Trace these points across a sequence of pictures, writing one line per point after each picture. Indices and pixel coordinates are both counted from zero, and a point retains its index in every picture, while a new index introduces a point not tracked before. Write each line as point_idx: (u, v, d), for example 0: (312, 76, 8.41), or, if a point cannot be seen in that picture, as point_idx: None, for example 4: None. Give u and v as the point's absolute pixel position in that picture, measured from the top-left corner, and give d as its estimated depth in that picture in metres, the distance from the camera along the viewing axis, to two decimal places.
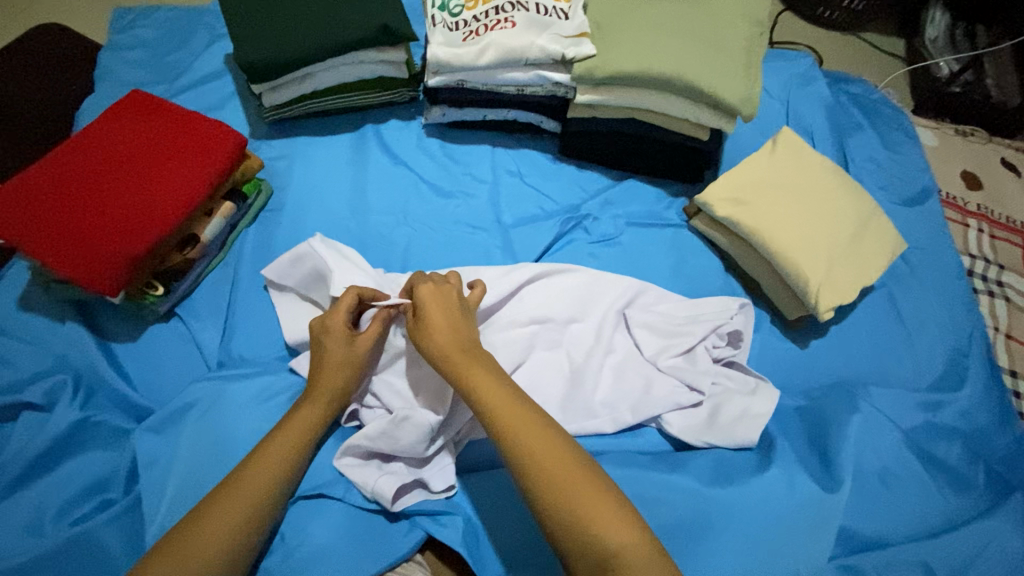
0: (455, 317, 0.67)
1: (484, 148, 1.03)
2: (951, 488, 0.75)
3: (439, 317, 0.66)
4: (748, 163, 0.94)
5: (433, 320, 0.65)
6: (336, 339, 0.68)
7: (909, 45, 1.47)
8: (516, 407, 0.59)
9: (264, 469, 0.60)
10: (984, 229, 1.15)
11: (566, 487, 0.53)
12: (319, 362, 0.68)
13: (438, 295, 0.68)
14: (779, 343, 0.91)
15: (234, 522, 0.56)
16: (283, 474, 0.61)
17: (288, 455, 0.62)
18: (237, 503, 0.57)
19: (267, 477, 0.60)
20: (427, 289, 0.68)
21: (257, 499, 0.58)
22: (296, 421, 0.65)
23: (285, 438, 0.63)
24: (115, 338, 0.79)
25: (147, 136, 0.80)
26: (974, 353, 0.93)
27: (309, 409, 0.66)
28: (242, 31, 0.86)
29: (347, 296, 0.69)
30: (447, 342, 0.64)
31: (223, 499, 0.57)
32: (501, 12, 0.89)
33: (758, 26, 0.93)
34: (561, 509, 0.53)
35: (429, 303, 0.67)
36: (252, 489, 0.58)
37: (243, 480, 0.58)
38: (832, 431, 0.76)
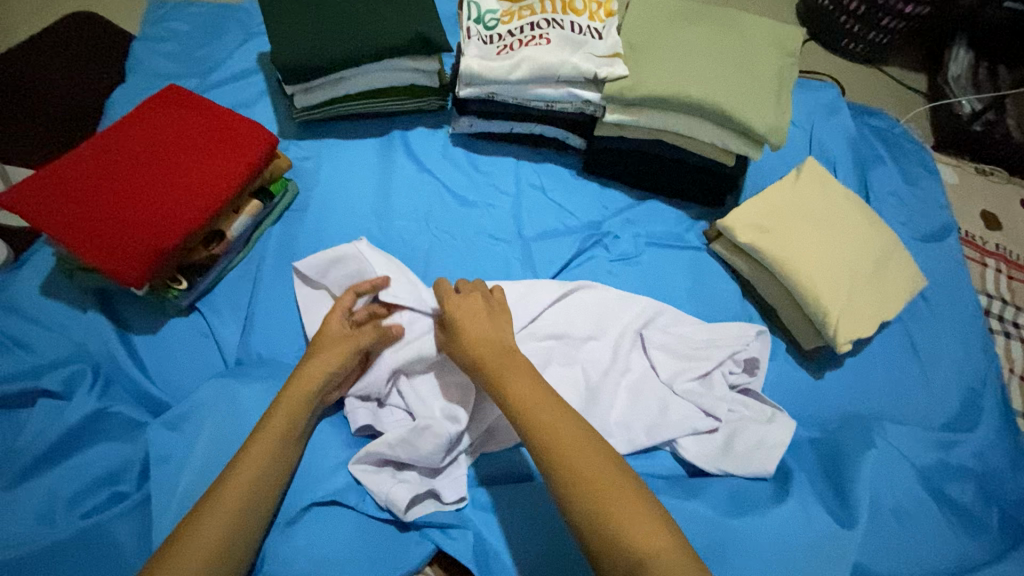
0: (490, 325, 0.68)
1: (509, 161, 1.03)
2: (965, 530, 0.75)
3: (472, 327, 0.67)
4: (772, 191, 0.95)
5: (466, 329, 0.67)
6: (332, 331, 0.70)
7: (931, 82, 1.48)
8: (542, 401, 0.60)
9: (256, 461, 0.58)
10: (1002, 269, 1.15)
11: (586, 473, 0.54)
12: (314, 347, 0.69)
13: (468, 308, 0.69)
14: (794, 372, 0.91)
15: (231, 517, 0.54)
16: (275, 464, 0.60)
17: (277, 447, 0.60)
18: (233, 498, 0.55)
19: (259, 470, 0.58)
20: (456, 304, 0.70)
21: (252, 492, 0.57)
22: (281, 409, 0.63)
23: (272, 428, 0.61)
24: (135, 328, 0.79)
25: (179, 131, 0.80)
26: (989, 393, 0.93)
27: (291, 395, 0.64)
28: (280, 33, 0.87)
29: (345, 296, 0.73)
30: (482, 351, 0.65)
31: (218, 494, 0.55)
32: (537, 28, 0.90)
33: (790, 56, 0.94)
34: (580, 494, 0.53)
35: (460, 316, 0.68)
36: (244, 482, 0.57)
37: (236, 474, 0.57)
38: (849, 466, 0.75)
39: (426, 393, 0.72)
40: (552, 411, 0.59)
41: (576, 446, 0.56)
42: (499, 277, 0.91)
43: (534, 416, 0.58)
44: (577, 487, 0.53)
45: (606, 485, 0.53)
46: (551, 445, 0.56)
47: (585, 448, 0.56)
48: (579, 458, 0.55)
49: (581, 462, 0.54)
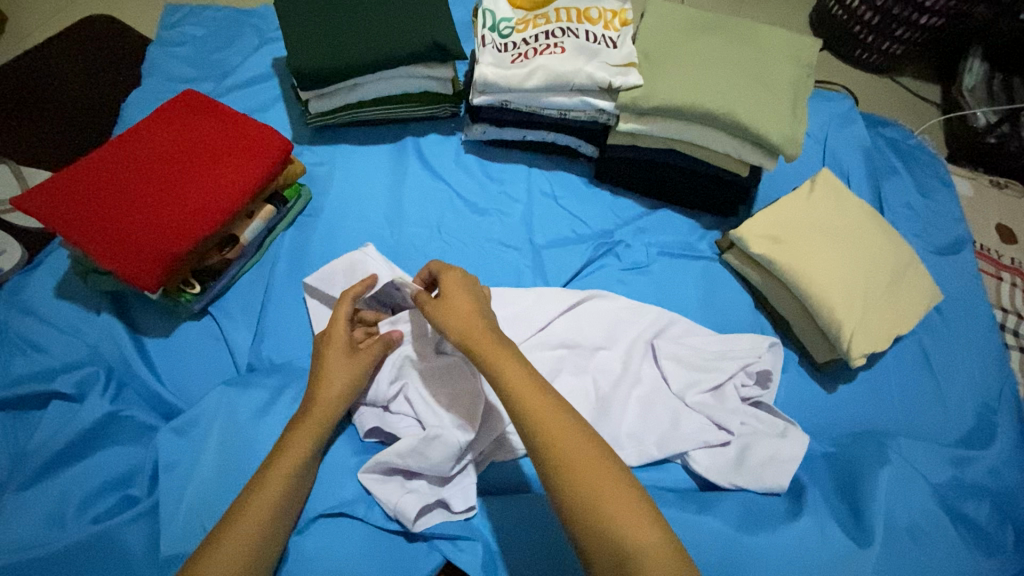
0: (477, 304, 0.66)
1: (521, 168, 1.03)
2: (980, 550, 0.74)
3: (460, 302, 0.65)
4: (786, 203, 0.94)
5: (452, 302, 0.65)
6: (338, 338, 0.69)
7: (946, 93, 1.48)
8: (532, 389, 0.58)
9: (273, 485, 0.59)
10: (1017, 283, 1.14)
11: (577, 467, 0.53)
12: (322, 358, 0.68)
13: (457, 282, 0.67)
14: (806, 385, 0.90)
15: (248, 539, 0.55)
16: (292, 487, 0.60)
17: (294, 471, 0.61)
18: (252, 521, 0.56)
19: (275, 495, 0.58)
20: (450, 277, 0.68)
21: (268, 516, 0.57)
22: (299, 430, 0.63)
23: (290, 451, 0.62)
24: (148, 332, 0.79)
25: (195, 134, 0.81)
26: (1004, 409, 0.92)
27: (310, 416, 0.64)
28: (296, 39, 0.87)
29: (342, 306, 0.71)
30: (470, 325, 0.63)
31: (237, 518, 0.56)
32: (552, 37, 0.90)
33: (806, 67, 0.93)
34: (569, 489, 0.53)
35: (449, 287, 0.66)
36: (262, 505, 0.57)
37: (254, 497, 0.58)
38: (863, 482, 0.74)
39: (437, 400, 0.72)
40: (543, 406, 0.56)
41: (572, 442, 0.54)
42: (510, 284, 0.91)
43: (529, 411, 0.56)
44: (571, 481, 0.53)
45: (597, 482, 0.52)
46: (542, 439, 0.55)
47: (576, 443, 0.55)
48: (570, 452, 0.54)
49: (573, 457, 0.53)
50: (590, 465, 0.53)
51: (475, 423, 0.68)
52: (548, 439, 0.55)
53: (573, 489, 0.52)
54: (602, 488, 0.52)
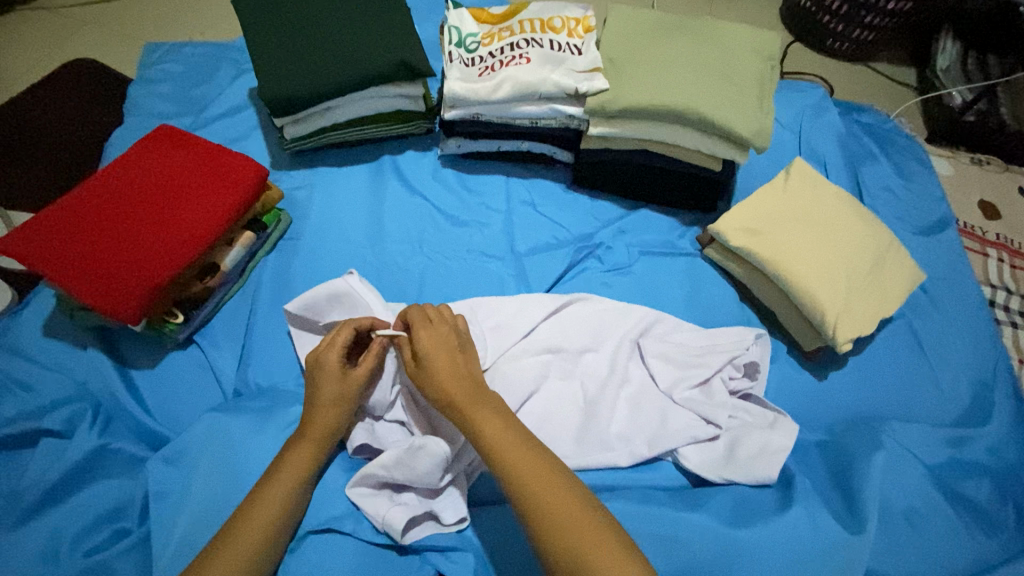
0: (459, 360, 0.66)
1: (499, 179, 1.05)
2: (980, 530, 0.73)
3: (441, 362, 0.65)
4: (763, 193, 0.95)
5: (431, 361, 0.65)
6: (329, 377, 0.67)
7: (921, 75, 1.49)
8: (514, 438, 0.60)
9: (259, 520, 0.58)
10: (1004, 259, 1.13)
11: (566, 523, 0.54)
12: (311, 395, 0.67)
13: (436, 339, 0.66)
14: (797, 374, 0.90)
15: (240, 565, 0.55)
16: (278, 523, 0.60)
17: (284, 505, 0.61)
18: (236, 555, 0.56)
19: (263, 529, 0.58)
20: (424, 334, 0.67)
21: (252, 554, 0.57)
22: (291, 462, 0.63)
23: (277, 484, 0.61)
24: (135, 364, 0.80)
25: (170, 166, 0.82)
26: (999, 386, 0.91)
27: (301, 448, 0.64)
28: (267, 68, 0.89)
29: (344, 331, 0.69)
30: (453, 387, 0.63)
31: (217, 555, 0.55)
32: (516, 48, 0.92)
33: (770, 60, 0.95)
34: (560, 548, 0.53)
35: (430, 347, 0.65)
36: (244, 542, 0.57)
37: (239, 534, 0.57)
38: (854, 467, 0.74)
39: (428, 414, 0.72)
40: (524, 453, 0.58)
41: (552, 488, 0.56)
42: (493, 293, 0.91)
43: (514, 468, 0.57)
44: (562, 540, 0.53)
45: (588, 540, 0.53)
46: (532, 501, 0.56)
47: (564, 500, 0.55)
48: (556, 511, 0.55)
49: (551, 498, 0.55)
50: (578, 522, 0.54)
51: (457, 445, 0.69)
52: (536, 497, 0.56)
53: (565, 549, 0.53)
54: (591, 540, 0.53)
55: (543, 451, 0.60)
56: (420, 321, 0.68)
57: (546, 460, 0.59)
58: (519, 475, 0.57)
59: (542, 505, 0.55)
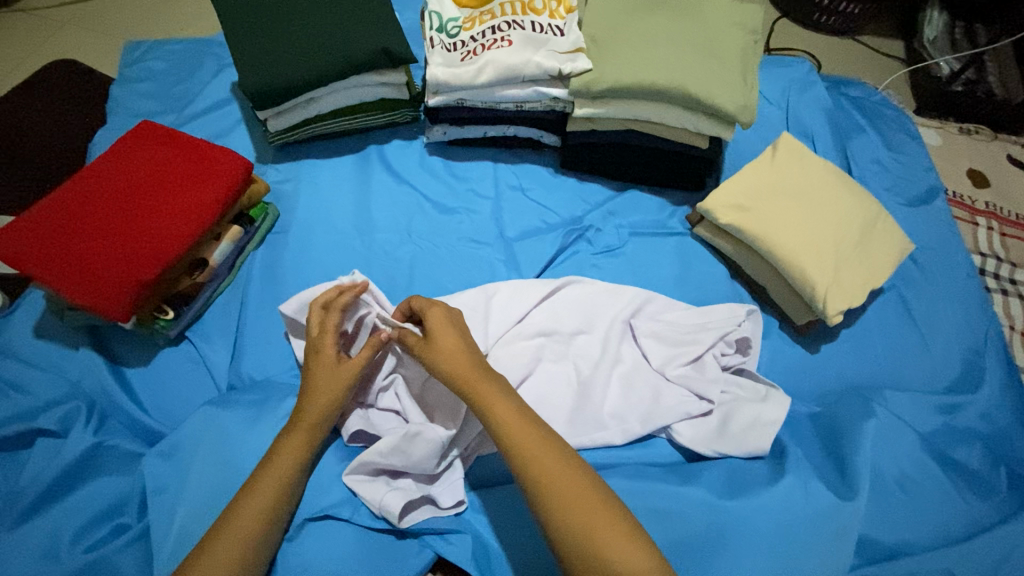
0: (464, 339, 0.66)
1: (486, 165, 1.04)
2: (972, 492, 0.73)
3: (449, 339, 0.65)
4: (750, 169, 0.94)
5: (440, 341, 0.65)
6: (323, 363, 0.67)
7: (908, 47, 1.48)
8: (518, 416, 0.60)
9: (253, 510, 0.59)
10: (993, 227, 1.10)
11: (575, 503, 0.54)
12: (307, 382, 0.67)
13: (442, 318, 0.68)
14: (789, 349, 0.90)
15: (238, 551, 0.56)
16: (274, 514, 0.60)
17: (278, 492, 0.61)
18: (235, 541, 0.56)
19: (259, 516, 0.59)
20: (434, 313, 0.68)
21: (251, 542, 0.57)
22: (284, 451, 0.63)
23: (269, 473, 0.61)
24: (127, 363, 0.81)
25: (152, 162, 0.82)
26: (990, 353, 0.92)
27: (293, 438, 0.64)
28: (246, 60, 0.88)
29: (333, 315, 0.70)
30: (458, 364, 0.63)
31: (214, 546, 0.56)
32: (498, 31, 0.91)
33: (752, 34, 0.94)
34: (567, 532, 0.53)
35: (437, 325, 0.67)
36: (240, 534, 0.57)
37: (233, 523, 0.57)
38: (847, 436, 0.74)
39: (422, 400, 0.73)
40: (527, 431, 0.59)
41: (554, 464, 0.56)
42: (484, 279, 0.91)
43: (527, 451, 0.57)
44: (573, 524, 0.53)
45: (597, 520, 0.53)
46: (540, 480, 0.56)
47: (574, 481, 0.56)
48: (566, 491, 0.55)
49: (553, 471, 0.56)
50: (582, 498, 0.54)
51: (458, 420, 0.69)
52: (546, 480, 0.55)
53: (575, 532, 0.52)
54: (587, 512, 0.53)
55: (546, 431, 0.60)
56: (426, 305, 0.69)
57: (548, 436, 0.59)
58: (530, 455, 0.57)
59: (545, 479, 0.56)
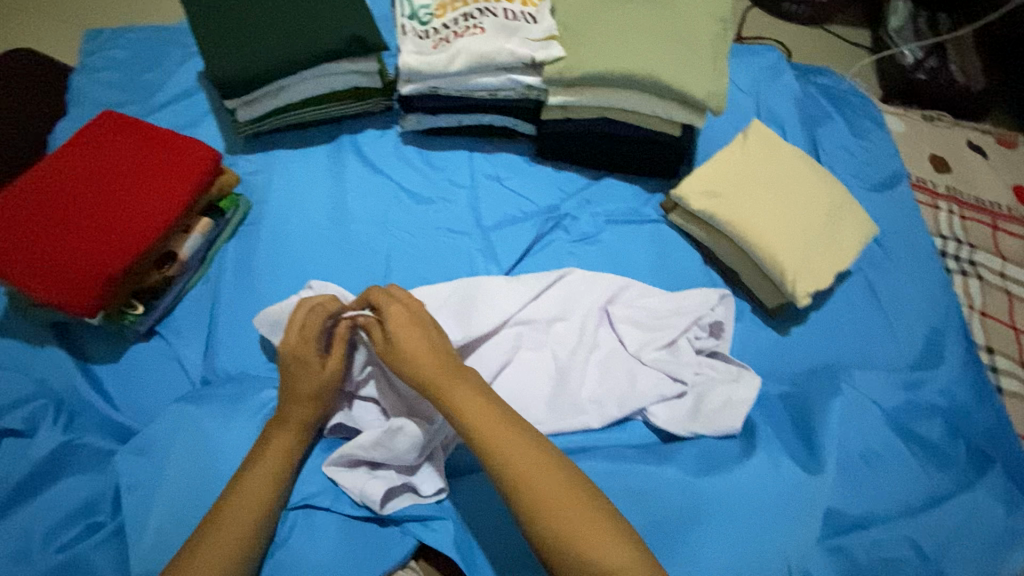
0: (430, 338, 0.65)
1: (462, 154, 1.04)
2: (933, 464, 0.76)
3: (413, 341, 0.64)
4: (722, 156, 0.96)
5: (405, 346, 0.63)
6: (303, 368, 0.66)
7: (874, 36, 1.52)
8: (494, 419, 0.59)
9: (242, 507, 0.59)
10: (954, 210, 1.13)
11: (552, 502, 0.54)
12: (288, 387, 0.66)
13: (406, 316, 0.66)
14: (761, 332, 0.92)
15: (232, 550, 0.56)
16: (262, 516, 0.60)
17: (271, 488, 0.61)
18: (228, 540, 0.56)
19: (253, 511, 0.59)
20: (397, 311, 0.66)
21: (244, 539, 0.57)
22: (272, 449, 0.64)
23: (258, 470, 0.62)
24: (97, 359, 0.79)
25: (116, 154, 0.79)
26: (950, 332, 0.95)
27: (280, 436, 0.65)
28: (213, 48, 0.86)
29: (305, 314, 0.67)
30: (425, 368, 0.62)
31: (205, 546, 0.55)
32: (470, 19, 0.90)
33: (722, 22, 0.95)
34: (550, 536, 0.53)
35: (398, 326, 0.64)
36: (234, 532, 0.57)
37: (224, 521, 0.57)
38: (815, 414, 0.77)
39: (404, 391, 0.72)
40: (504, 434, 0.58)
41: (533, 467, 0.56)
42: (461, 269, 0.92)
43: (506, 456, 0.57)
44: (555, 527, 0.53)
45: (573, 518, 0.54)
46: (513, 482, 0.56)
47: (551, 479, 0.56)
48: (539, 492, 0.55)
49: (533, 475, 0.56)
50: (561, 502, 0.54)
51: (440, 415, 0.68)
52: (526, 485, 0.55)
53: (559, 537, 0.53)
54: (570, 516, 0.54)
55: (524, 430, 0.59)
56: (387, 300, 0.67)
57: (525, 437, 0.59)
58: (501, 456, 0.57)
59: (527, 484, 0.55)
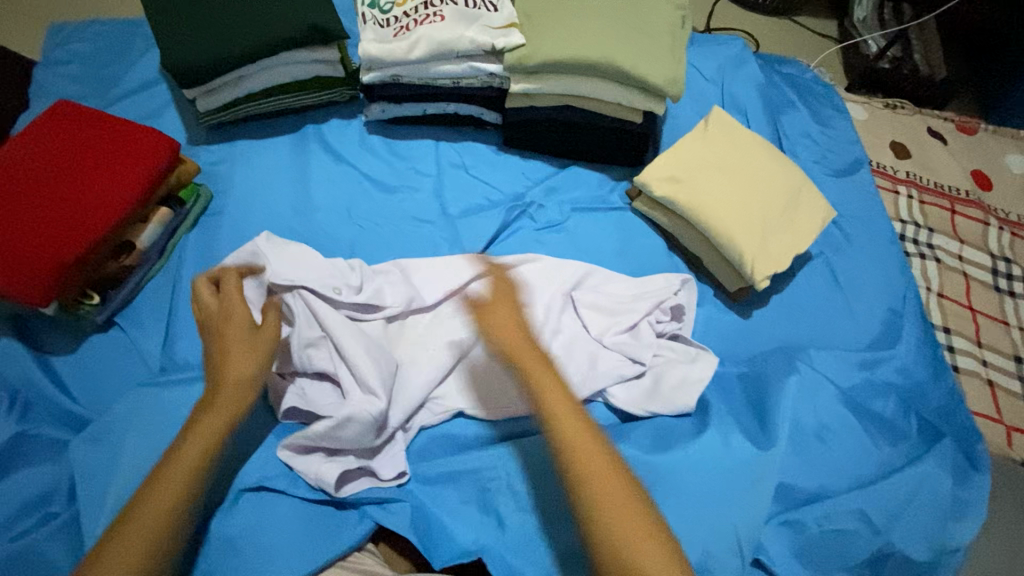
0: (520, 321, 0.64)
1: (428, 143, 1.04)
2: (885, 439, 0.78)
3: (508, 316, 0.64)
4: (683, 143, 0.97)
5: (490, 322, 0.63)
6: (233, 338, 0.64)
7: (840, 27, 1.54)
8: (568, 410, 0.55)
9: (162, 493, 0.53)
10: (913, 195, 1.16)
11: (611, 512, 0.49)
12: (220, 359, 0.63)
13: (500, 295, 0.66)
14: (723, 315, 0.94)
15: (147, 539, 0.50)
16: (182, 506, 0.54)
17: (195, 473, 0.55)
18: (143, 529, 0.51)
19: (171, 498, 0.53)
20: (500, 295, 0.66)
21: (163, 528, 0.52)
22: (201, 429, 0.58)
23: (182, 454, 0.56)
24: (53, 351, 0.78)
25: (69, 142, 0.79)
26: (908, 313, 0.97)
27: (210, 416, 0.59)
28: (169, 37, 0.86)
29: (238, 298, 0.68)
30: (515, 344, 0.61)
31: (120, 535, 0.50)
32: (430, 7, 0.91)
33: (680, 10, 0.96)
34: (607, 543, 0.48)
35: (502, 301, 0.65)
36: (150, 520, 0.52)
37: (142, 507, 0.52)
38: (770, 392, 0.79)
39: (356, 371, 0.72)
40: (576, 427, 0.54)
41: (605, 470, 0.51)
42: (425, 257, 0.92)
43: (578, 452, 0.52)
44: (613, 538, 0.48)
45: (641, 527, 0.49)
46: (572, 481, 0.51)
47: (620, 486, 0.51)
48: (598, 493, 0.50)
49: (603, 479, 0.51)
50: (627, 512, 0.49)
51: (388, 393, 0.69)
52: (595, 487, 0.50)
53: (614, 547, 0.48)
54: (629, 529, 0.48)
55: (595, 429, 0.55)
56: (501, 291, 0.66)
57: (596, 435, 0.54)
58: (569, 448, 0.53)
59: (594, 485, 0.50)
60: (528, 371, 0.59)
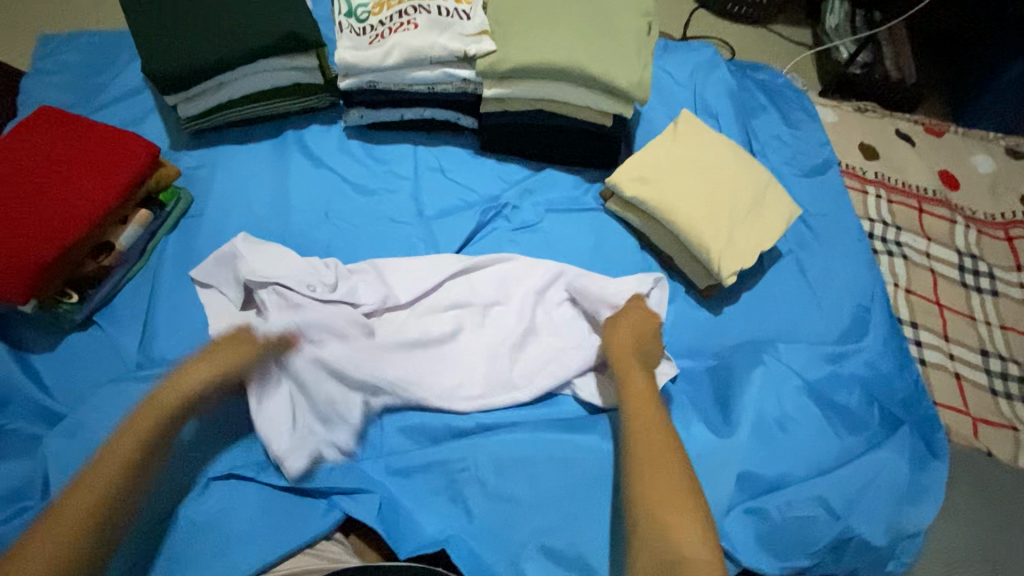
0: (648, 339, 0.79)
1: (406, 147, 1.07)
2: (846, 429, 0.80)
3: (629, 336, 0.78)
4: (654, 145, 1.00)
5: (620, 335, 0.78)
6: (208, 359, 0.68)
7: (814, 34, 1.58)
8: (648, 412, 0.70)
9: (92, 480, 0.58)
10: (881, 195, 1.19)
11: (664, 496, 0.60)
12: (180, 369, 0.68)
13: (635, 315, 0.81)
14: (693, 311, 0.96)
15: (79, 519, 0.55)
16: (111, 503, 0.58)
17: (128, 466, 0.60)
18: (74, 511, 0.55)
19: (102, 488, 0.58)
20: (637, 313, 0.81)
21: (93, 516, 0.56)
22: (137, 426, 0.62)
23: (116, 447, 0.60)
24: (32, 349, 0.80)
25: (49, 146, 0.81)
26: (875, 308, 1.00)
27: (150, 413, 0.63)
28: (151, 45, 0.89)
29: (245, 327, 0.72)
30: (626, 354, 0.76)
31: (58, 510, 0.56)
32: (405, 15, 0.94)
33: (646, 17, 1.00)
34: (648, 515, 0.60)
35: (626, 321, 0.80)
36: (84, 502, 0.56)
37: (81, 487, 0.58)
38: (734, 384, 0.81)
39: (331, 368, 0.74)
40: (652, 427, 0.68)
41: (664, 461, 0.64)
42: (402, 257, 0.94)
43: (644, 445, 0.66)
44: (655, 514, 0.59)
45: (678, 511, 0.59)
46: (638, 482, 0.62)
47: (672, 477, 0.62)
48: (663, 489, 0.61)
49: (660, 469, 0.63)
50: (675, 496, 0.60)
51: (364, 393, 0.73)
52: (649, 472, 0.63)
53: (657, 520, 0.59)
54: (669, 509, 0.59)
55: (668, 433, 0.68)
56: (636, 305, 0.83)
57: (667, 437, 0.67)
58: (637, 441, 0.67)
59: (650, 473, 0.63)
60: (628, 378, 0.74)
